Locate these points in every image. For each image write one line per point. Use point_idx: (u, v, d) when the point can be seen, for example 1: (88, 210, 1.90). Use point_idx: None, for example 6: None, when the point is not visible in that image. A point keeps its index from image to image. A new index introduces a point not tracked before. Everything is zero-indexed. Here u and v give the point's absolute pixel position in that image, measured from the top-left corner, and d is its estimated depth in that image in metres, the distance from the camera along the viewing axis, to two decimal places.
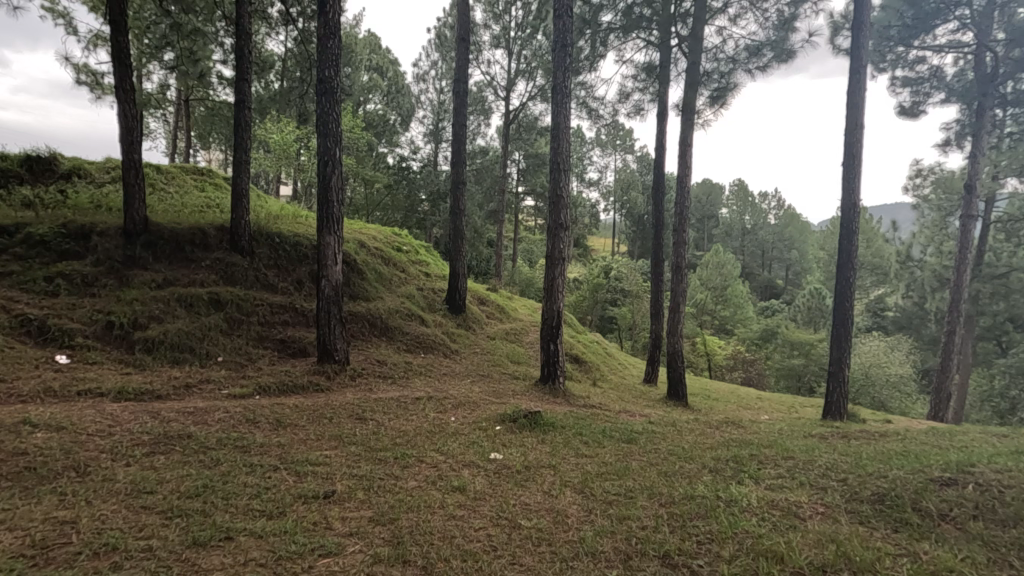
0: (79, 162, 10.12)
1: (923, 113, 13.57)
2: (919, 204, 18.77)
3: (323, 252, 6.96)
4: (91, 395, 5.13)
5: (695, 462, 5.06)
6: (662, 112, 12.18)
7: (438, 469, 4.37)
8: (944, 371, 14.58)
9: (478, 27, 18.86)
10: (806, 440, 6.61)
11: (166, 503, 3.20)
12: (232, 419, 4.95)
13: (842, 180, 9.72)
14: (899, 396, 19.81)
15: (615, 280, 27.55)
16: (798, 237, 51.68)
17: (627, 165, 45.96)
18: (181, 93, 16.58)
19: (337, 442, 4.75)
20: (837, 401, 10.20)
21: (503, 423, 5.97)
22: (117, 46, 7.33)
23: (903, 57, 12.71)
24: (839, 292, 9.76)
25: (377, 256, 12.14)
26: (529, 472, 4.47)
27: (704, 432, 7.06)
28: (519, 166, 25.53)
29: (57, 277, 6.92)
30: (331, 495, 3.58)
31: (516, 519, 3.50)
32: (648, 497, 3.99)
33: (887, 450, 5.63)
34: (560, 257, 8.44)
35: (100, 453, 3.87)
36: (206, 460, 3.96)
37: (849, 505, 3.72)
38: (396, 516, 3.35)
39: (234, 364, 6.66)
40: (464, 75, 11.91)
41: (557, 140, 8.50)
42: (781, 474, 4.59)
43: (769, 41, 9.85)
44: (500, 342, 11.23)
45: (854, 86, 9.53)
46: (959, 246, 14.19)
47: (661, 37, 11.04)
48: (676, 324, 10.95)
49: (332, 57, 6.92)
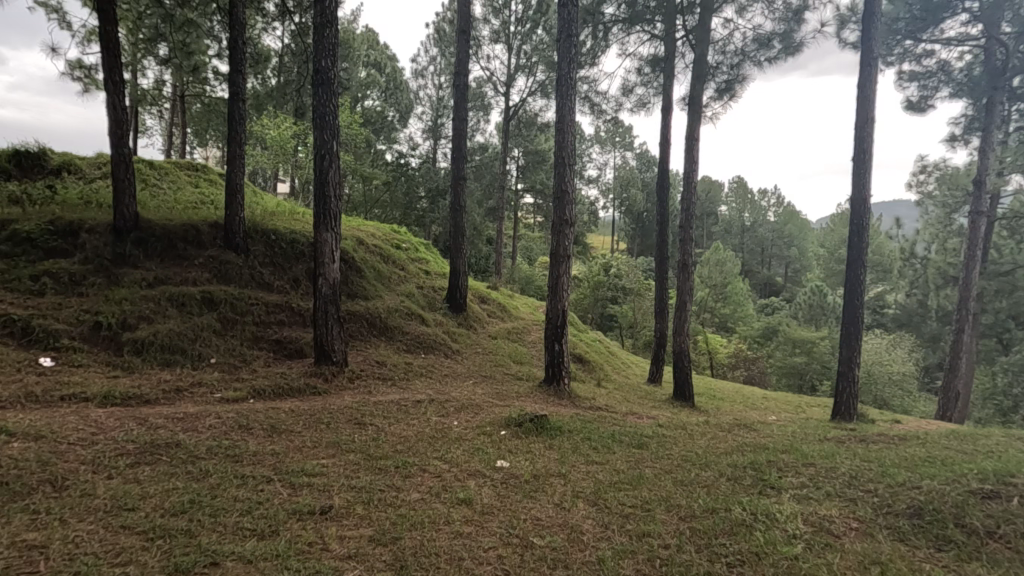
0: (70, 158, 9.83)
1: (931, 109, 13.24)
2: (924, 201, 18.53)
3: (320, 249, 6.68)
4: (75, 400, 4.85)
5: (713, 470, 4.78)
6: (666, 107, 11.92)
7: (442, 479, 4.11)
8: (952, 369, 14.28)
9: (478, 21, 18.52)
10: (822, 444, 6.38)
11: (148, 522, 2.93)
12: (224, 425, 4.68)
13: (854, 175, 9.44)
14: (902, 396, 19.56)
15: (615, 277, 27.34)
16: (798, 235, 51.12)
17: (627, 162, 45.51)
18: (177, 89, 16.25)
19: (333, 450, 4.48)
20: (847, 402, 9.92)
21: (508, 428, 5.70)
22: (105, 35, 7.02)
23: (911, 50, 12.46)
24: (849, 291, 9.47)
25: (375, 254, 11.82)
26: (539, 482, 4.21)
27: (716, 436, 6.80)
28: (519, 163, 25.24)
29: (43, 275, 6.66)
30: (328, 511, 3.31)
31: (528, 537, 3.25)
32: (665, 510, 3.73)
33: (912, 457, 5.40)
34: (565, 254, 8.13)
35: (82, 464, 3.60)
36: (195, 472, 3.70)
37: (885, 520, 3.53)
38: (399, 535, 3.09)
39: (228, 366, 6.39)
40: (464, 69, 11.59)
41: (562, 133, 8.22)
42: (805, 483, 4.35)
43: (778, 32, 9.53)
44: (502, 341, 10.96)
45: (865, 77, 9.23)
46: (968, 243, 13.95)
47: (666, 29, 10.74)
48: (682, 323, 10.66)
49: (328, 46, 6.65)
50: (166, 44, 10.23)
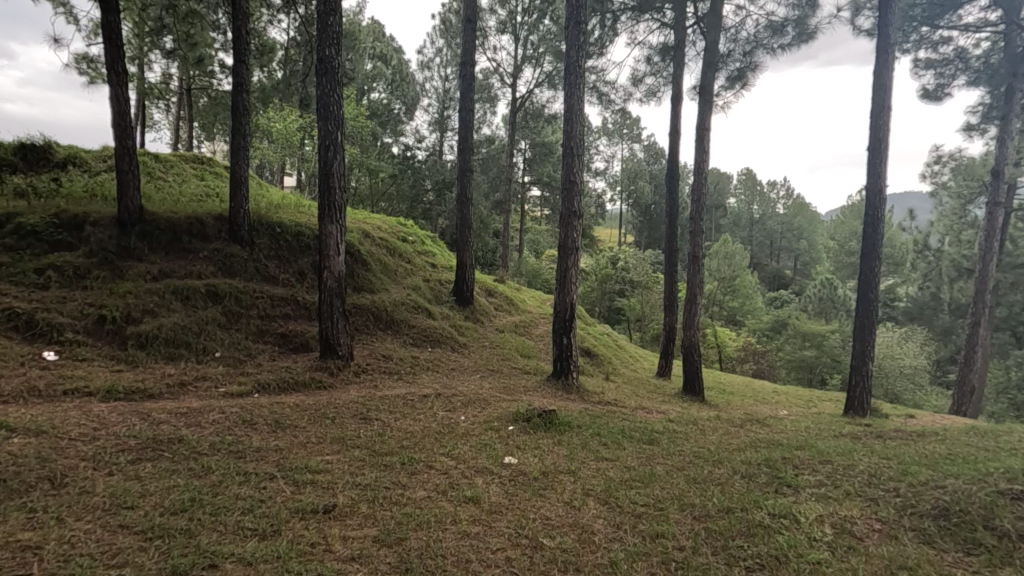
0: (75, 151, 9.77)
1: (948, 97, 12.87)
2: (938, 192, 18.13)
3: (325, 242, 6.57)
4: (78, 395, 4.80)
5: (726, 467, 4.64)
6: (677, 96, 11.67)
7: (449, 476, 4.01)
8: (967, 362, 13.99)
9: (484, 12, 18.26)
10: (837, 440, 6.23)
11: (147, 521, 2.85)
12: (227, 420, 4.60)
13: (868, 166, 9.18)
14: (913, 390, 19.23)
15: (622, 270, 27.13)
16: (807, 227, 51.90)
17: (634, 154, 44.93)
18: (183, 82, 16.19)
19: (338, 446, 4.39)
20: (859, 397, 9.68)
21: (516, 423, 5.59)
22: (107, 26, 6.92)
23: (928, 37, 12.13)
24: (863, 283, 9.22)
25: (381, 247, 11.71)
26: (547, 480, 4.10)
27: (727, 431, 6.66)
28: (525, 155, 24.99)
29: (47, 268, 6.61)
30: (332, 510, 3.22)
31: (537, 538, 3.14)
32: (679, 509, 3.61)
33: (931, 454, 5.26)
34: (574, 246, 7.95)
35: (82, 461, 3.53)
36: (197, 468, 3.62)
37: (910, 522, 3.40)
38: (404, 536, 2.99)
39: (233, 360, 6.33)
40: (470, 59, 11.38)
41: (570, 123, 8.01)
42: (822, 481, 4.20)
43: (791, 18, 9.24)
44: (509, 335, 10.84)
45: (881, 63, 8.95)
46: (985, 235, 13.59)
47: (677, 17, 10.49)
48: (692, 316, 10.46)
49: (332, 34, 6.48)
50: (171, 37, 10.13)
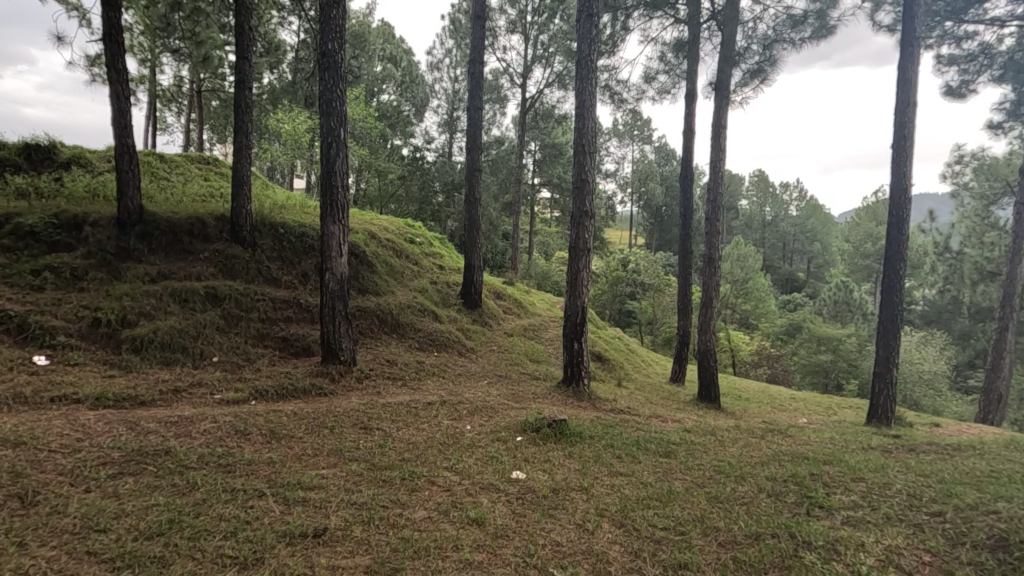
0: (80, 151, 9.67)
1: (972, 94, 12.36)
2: (960, 191, 17.52)
3: (326, 242, 6.31)
4: (66, 402, 4.59)
5: (749, 484, 4.31)
6: (691, 94, 11.33)
7: (452, 493, 3.73)
8: (994, 368, 13.40)
9: (495, 11, 18.01)
10: (867, 453, 5.86)
11: (118, 548, 2.60)
12: (220, 431, 4.35)
13: (892, 164, 8.74)
14: (933, 395, 18.54)
15: (633, 273, 26.77)
16: (821, 230, 51.00)
17: (645, 156, 44.19)
18: (193, 85, 16.20)
19: (335, 459, 4.12)
20: (884, 405, 9.19)
21: (524, 433, 5.27)
22: (107, 22, 6.73)
23: (952, 32, 11.63)
24: (888, 286, 8.73)
25: (387, 248, 11.48)
26: (558, 498, 3.79)
27: (748, 442, 6.30)
28: (535, 156, 24.60)
29: (44, 269, 6.45)
30: (323, 534, 2.94)
31: (547, 567, 2.85)
32: (702, 533, 3.29)
33: (973, 470, 4.89)
34: (584, 247, 7.59)
35: (58, 475, 3.30)
36: (182, 484, 3.37)
37: (963, 553, 3.05)
38: (400, 566, 2.71)
39: (231, 365, 6.11)
40: (479, 56, 11.08)
41: (581, 118, 7.64)
42: (858, 503, 3.84)
43: (812, 10, 8.83)
44: (518, 338, 10.55)
45: (906, 57, 8.51)
46: (1016, 236, 12.99)
47: (691, 12, 10.15)
48: (707, 320, 10.05)
49: (335, 28, 6.23)
50: (178, 36, 10.02)
